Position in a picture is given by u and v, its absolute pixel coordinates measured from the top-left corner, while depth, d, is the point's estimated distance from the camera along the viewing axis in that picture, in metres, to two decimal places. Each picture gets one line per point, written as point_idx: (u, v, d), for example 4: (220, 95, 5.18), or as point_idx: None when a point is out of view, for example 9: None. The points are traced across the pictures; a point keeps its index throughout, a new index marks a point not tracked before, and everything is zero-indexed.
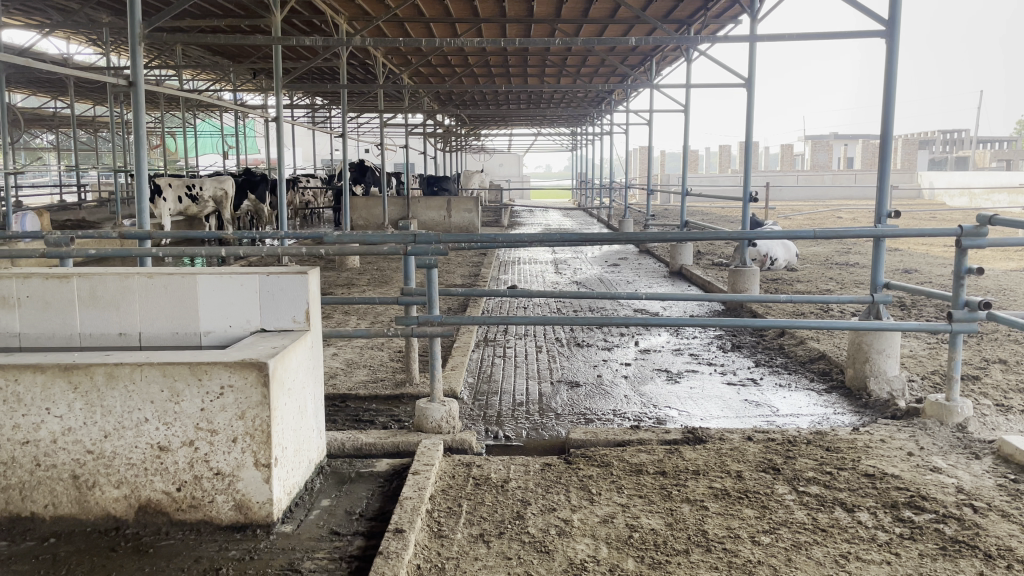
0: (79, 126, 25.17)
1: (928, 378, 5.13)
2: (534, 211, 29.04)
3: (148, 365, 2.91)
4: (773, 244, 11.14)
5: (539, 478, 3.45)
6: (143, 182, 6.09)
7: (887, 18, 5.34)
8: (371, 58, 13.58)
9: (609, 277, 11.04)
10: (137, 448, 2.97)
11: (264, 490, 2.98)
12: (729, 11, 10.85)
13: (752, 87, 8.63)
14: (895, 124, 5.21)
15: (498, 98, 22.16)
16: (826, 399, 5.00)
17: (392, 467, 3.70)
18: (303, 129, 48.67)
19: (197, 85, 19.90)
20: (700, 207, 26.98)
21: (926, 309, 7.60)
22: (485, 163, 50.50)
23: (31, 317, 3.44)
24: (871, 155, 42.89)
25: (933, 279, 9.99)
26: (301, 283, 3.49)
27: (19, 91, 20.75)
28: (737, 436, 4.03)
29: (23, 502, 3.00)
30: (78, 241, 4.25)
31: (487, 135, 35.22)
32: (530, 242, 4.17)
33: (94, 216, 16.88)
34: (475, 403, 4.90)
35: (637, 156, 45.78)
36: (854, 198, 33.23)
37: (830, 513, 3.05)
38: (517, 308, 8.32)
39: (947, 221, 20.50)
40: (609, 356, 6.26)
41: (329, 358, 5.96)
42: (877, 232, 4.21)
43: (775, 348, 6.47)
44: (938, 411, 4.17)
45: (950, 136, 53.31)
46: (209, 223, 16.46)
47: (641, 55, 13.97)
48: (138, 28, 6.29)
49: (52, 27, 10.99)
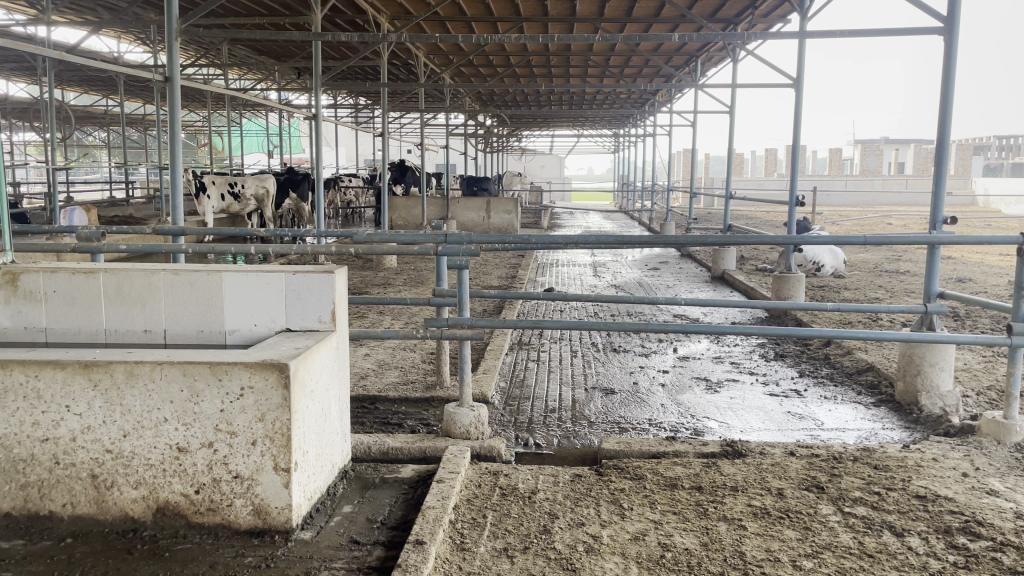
0: (130, 123, 25.70)
1: (983, 394, 4.87)
2: (574, 214, 28.95)
3: (168, 363, 2.84)
4: (820, 250, 10.82)
5: (568, 490, 3.31)
6: (177, 177, 6.03)
7: (946, 12, 5.08)
8: (414, 57, 13.58)
9: (649, 281, 10.86)
10: (156, 449, 2.90)
11: (283, 495, 2.89)
12: (778, 11, 10.61)
13: (799, 87, 8.38)
14: (952, 127, 4.95)
15: (541, 99, 22.06)
16: (874, 413, 4.77)
17: (417, 473, 3.60)
18: (347, 129, 49.18)
19: (243, 85, 20.18)
20: (744, 211, 26.57)
21: (981, 320, 7.30)
22: (527, 163, 50.56)
23: (57, 312, 3.41)
24: (923, 160, 41.93)
25: (987, 289, 9.64)
26: (329, 283, 3.39)
27: (72, 90, 21.23)
28: (779, 450, 3.86)
29: (42, 500, 2.95)
30: (109, 236, 4.21)
31: (530, 136, 35.11)
32: (566, 244, 4.02)
33: (141, 212, 17.14)
34: (506, 409, 4.78)
35: (682, 160, 45.41)
36: (905, 204, 32.50)
37: (878, 537, 2.86)
38: (553, 312, 8.18)
39: (1002, 230, 19.94)
40: (646, 362, 6.08)
41: (361, 358, 5.90)
42: (932, 238, 3.95)
43: (821, 358, 6.23)
44: (996, 429, 3.92)
45: (1005, 142, 51.85)
46: (251, 221, 16.63)
47: (686, 55, 13.73)
48: (176, 23, 6.25)
49: (101, 26, 11.11)
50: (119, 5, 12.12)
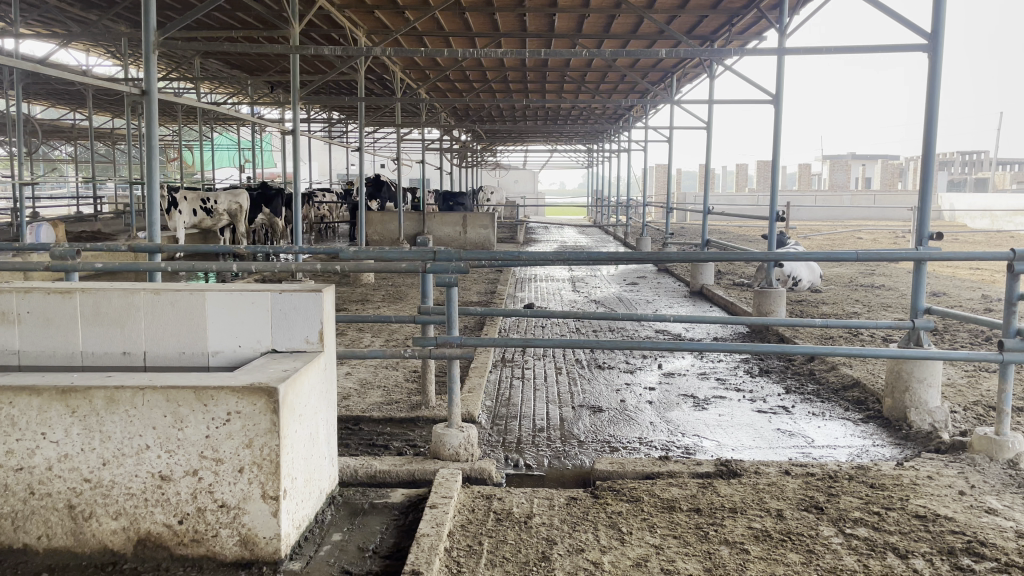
0: (98, 138, 25.30)
1: (971, 409, 4.87)
2: (550, 228, 29.06)
3: (151, 389, 2.72)
4: (798, 265, 10.90)
5: (564, 514, 3.23)
6: (154, 193, 5.84)
7: (930, 29, 5.12)
8: (390, 71, 13.52)
9: (628, 296, 10.85)
10: (137, 477, 2.77)
11: (271, 525, 2.78)
12: (754, 28, 10.70)
13: (779, 103, 8.43)
14: (937, 143, 4.98)
15: (517, 114, 22.13)
16: (863, 430, 4.76)
17: (407, 498, 3.49)
18: (319, 143, 48.97)
19: (215, 98, 20.02)
20: (718, 226, 26.88)
21: (960, 334, 7.38)
22: (500, 179, 50.84)
23: (30, 334, 3.27)
24: (890, 176, 42.82)
25: (962, 303, 9.76)
26: (316, 302, 3.30)
27: (39, 103, 20.83)
28: (774, 469, 3.81)
29: (14, 532, 2.81)
30: (84, 254, 4.05)
31: (505, 151, 35.20)
32: (554, 260, 3.92)
33: (109, 228, 16.83)
34: (493, 428, 4.69)
35: (655, 175, 45.81)
36: (874, 219, 33.08)
37: (882, 559, 2.81)
38: (534, 329, 8.13)
39: (971, 244, 20.33)
40: (632, 379, 6.03)
41: (342, 378, 5.79)
42: (922, 253, 3.93)
43: (806, 374, 6.22)
44: (988, 446, 3.91)
45: (967, 158, 53.11)
46: (224, 237, 16.40)
47: (662, 71, 13.83)
48: (152, 36, 6.10)
49: (70, 38, 10.89)
50: (89, 17, 11.89)
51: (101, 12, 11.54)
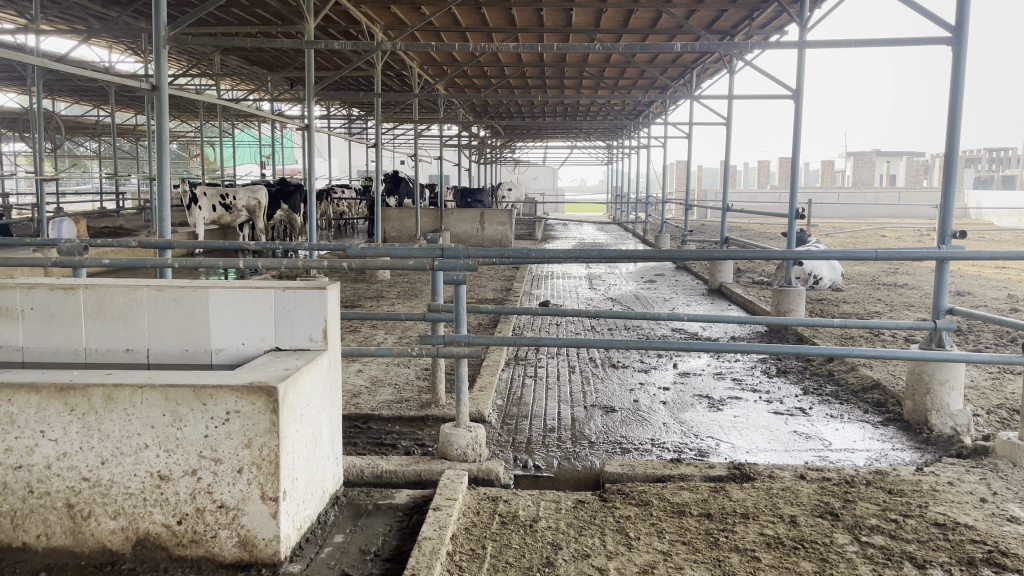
0: (120, 134, 25.49)
1: (993, 413, 4.73)
2: (570, 225, 28.89)
3: (149, 387, 2.68)
4: (818, 263, 10.74)
5: (571, 518, 3.16)
6: (164, 190, 5.84)
7: (954, 21, 4.99)
8: (407, 67, 13.47)
9: (645, 294, 10.75)
10: (135, 476, 2.73)
11: (270, 526, 2.73)
12: (775, 22, 10.55)
13: (798, 98, 8.29)
14: (960, 138, 4.85)
15: (536, 110, 22.04)
16: (883, 433, 4.64)
17: (412, 500, 3.44)
18: (339, 140, 49.16)
19: (234, 96, 20.11)
20: (739, 223, 26.63)
21: (984, 335, 7.23)
22: (519, 175, 50.73)
23: (34, 330, 3.25)
24: (916, 172, 42.18)
25: (987, 303, 9.56)
26: (320, 300, 3.24)
27: (62, 100, 21.03)
28: (788, 474, 3.71)
29: (14, 531, 2.78)
30: (91, 250, 4.00)
31: (525, 149, 35.13)
32: (564, 258, 3.84)
33: (130, 224, 16.94)
34: (504, 428, 4.63)
35: (676, 172, 45.43)
36: (899, 216, 32.53)
37: (897, 569, 2.71)
38: (549, 328, 8.06)
39: (998, 242, 19.94)
40: (646, 378, 5.95)
41: (353, 375, 5.76)
42: (944, 252, 3.79)
43: (824, 375, 6.10)
44: (1011, 452, 3.78)
45: (995, 156, 52.09)
46: (243, 232, 16.46)
47: (681, 66, 13.69)
48: (166, 32, 6.08)
49: (90, 34, 10.96)
50: (109, 13, 11.95)
51: (121, 8, 11.59)
